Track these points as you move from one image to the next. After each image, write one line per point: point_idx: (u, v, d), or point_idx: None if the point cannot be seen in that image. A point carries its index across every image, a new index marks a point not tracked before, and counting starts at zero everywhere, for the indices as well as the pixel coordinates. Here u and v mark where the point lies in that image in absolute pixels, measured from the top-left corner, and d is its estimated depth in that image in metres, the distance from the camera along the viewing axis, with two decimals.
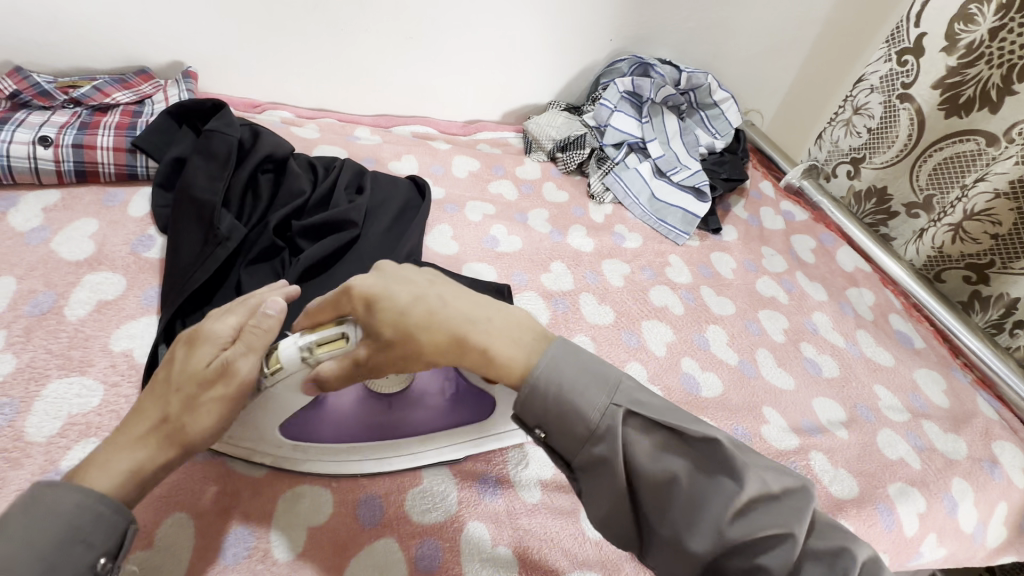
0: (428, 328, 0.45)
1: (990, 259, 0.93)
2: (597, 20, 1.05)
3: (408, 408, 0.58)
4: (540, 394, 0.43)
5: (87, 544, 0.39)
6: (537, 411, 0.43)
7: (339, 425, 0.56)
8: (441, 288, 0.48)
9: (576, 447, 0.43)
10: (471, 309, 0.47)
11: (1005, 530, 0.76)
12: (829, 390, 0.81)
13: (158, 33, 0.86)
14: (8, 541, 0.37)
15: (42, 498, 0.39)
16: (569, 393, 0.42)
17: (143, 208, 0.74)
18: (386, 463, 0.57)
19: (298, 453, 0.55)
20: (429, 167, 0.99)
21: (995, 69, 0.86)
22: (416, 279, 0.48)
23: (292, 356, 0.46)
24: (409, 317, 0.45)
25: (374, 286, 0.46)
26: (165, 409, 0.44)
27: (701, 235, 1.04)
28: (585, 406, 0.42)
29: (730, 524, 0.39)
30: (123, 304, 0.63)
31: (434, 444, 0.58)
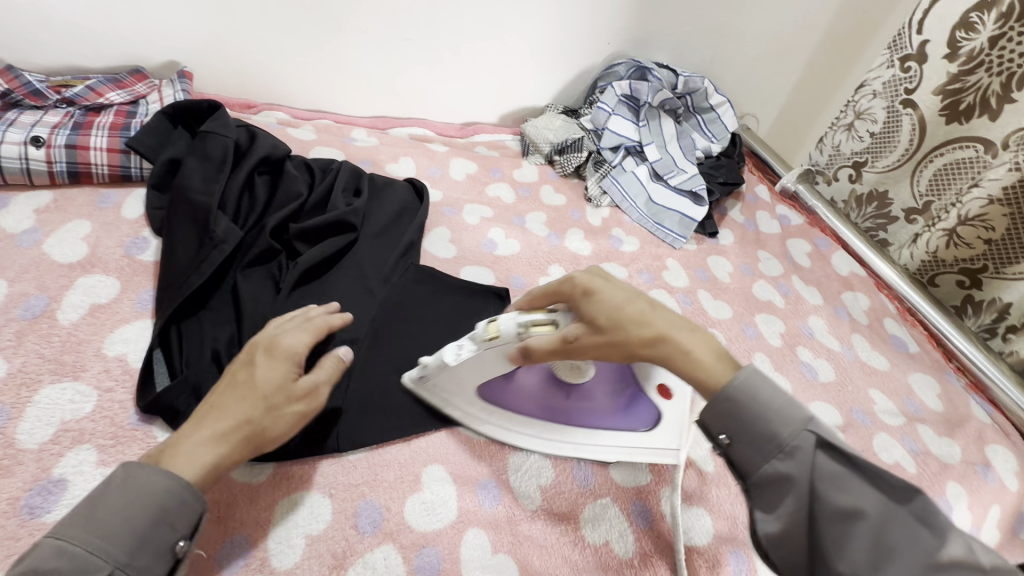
0: (640, 324, 0.52)
1: (984, 264, 0.94)
2: (595, 23, 1.05)
3: (586, 399, 0.61)
4: (733, 402, 0.47)
5: (169, 527, 0.42)
6: (726, 419, 0.47)
7: (524, 399, 0.62)
8: (649, 300, 0.55)
9: (760, 460, 0.46)
10: (668, 317, 0.53)
11: (998, 533, 0.77)
12: (826, 394, 0.82)
13: (153, 31, 0.85)
14: (109, 515, 0.40)
15: (135, 477, 0.42)
16: (766, 408, 0.46)
17: (138, 210, 0.73)
18: (549, 442, 0.61)
19: (480, 414, 0.61)
20: (426, 169, 0.99)
21: (994, 77, 0.87)
22: (624, 285, 0.56)
23: (509, 329, 0.54)
24: (620, 314, 0.52)
25: (594, 282, 0.55)
26: (251, 411, 0.47)
27: (698, 238, 1.04)
28: (776, 422, 0.46)
29: (923, 574, 0.40)
30: (117, 307, 0.62)
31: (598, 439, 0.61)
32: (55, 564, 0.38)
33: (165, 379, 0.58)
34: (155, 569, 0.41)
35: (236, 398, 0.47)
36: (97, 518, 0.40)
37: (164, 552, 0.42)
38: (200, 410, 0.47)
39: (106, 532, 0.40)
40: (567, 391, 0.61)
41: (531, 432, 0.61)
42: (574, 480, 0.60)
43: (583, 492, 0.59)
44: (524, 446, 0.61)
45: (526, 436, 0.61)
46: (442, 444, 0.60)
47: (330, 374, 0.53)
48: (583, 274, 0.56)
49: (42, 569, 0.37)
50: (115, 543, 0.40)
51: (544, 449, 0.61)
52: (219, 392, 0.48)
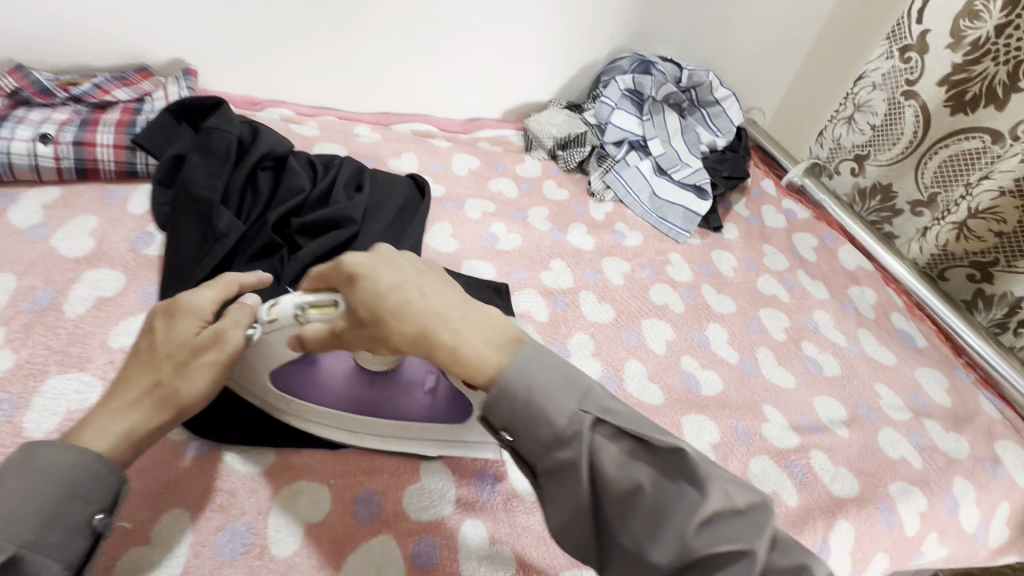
0: (400, 316, 0.44)
1: (995, 257, 0.92)
2: (597, 18, 1.05)
3: (394, 391, 0.57)
4: (507, 396, 0.42)
5: (83, 500, 0.41)
6: (505, 414, 0.42)
7: (330, 389, 0.57)
8: (431, 283, 0.47)
9: (542, 451, 0.41)
10: (445, 305, 0.46)
11: (1007, 530, 0.76)
12: (830, 388, 0.81)
13: (159, 30, 0.86)
14: (11, 496, 0.38)
15: (37, 457, 0.40)
16: (540, 397, 0.41)
17: (143, 206, 0.74)
18: (355, 437, 0.57)
19: (283, 405, 0.57)
20: (429, 165, 0.99)
21: (1001, 66, 0.85)
22: (408, 266, 0.48)
23: (286, 314, 0.49)
24: (379, 303, 0.45)
25: (366, 264, 0.46)
26: (158, 374, 0.46)
27: (702, 233, 1.03)
28: (549, 407, 0.41)
29: (693, 535, 0.38)
30: (122, 300, 0.63)
31: (408, 435, 0.57)
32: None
33: None
34: (71, 546, 0.40)
35: (144, 364, 0.46)
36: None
37: (79, 527, 0.40)
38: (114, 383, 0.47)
39: (9, 513, 0.38)
40: (372, 381, 0.57)
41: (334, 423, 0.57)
42: None
43: None
44: (328, 438, 0.57)
45: (337, 430, 0.57)
46: None
47: (236, 321, 0.49)
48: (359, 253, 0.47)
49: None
50: (20, 522, 0.38)
51: (347, 441, 0.57)
52: (130, 362, 0.47)
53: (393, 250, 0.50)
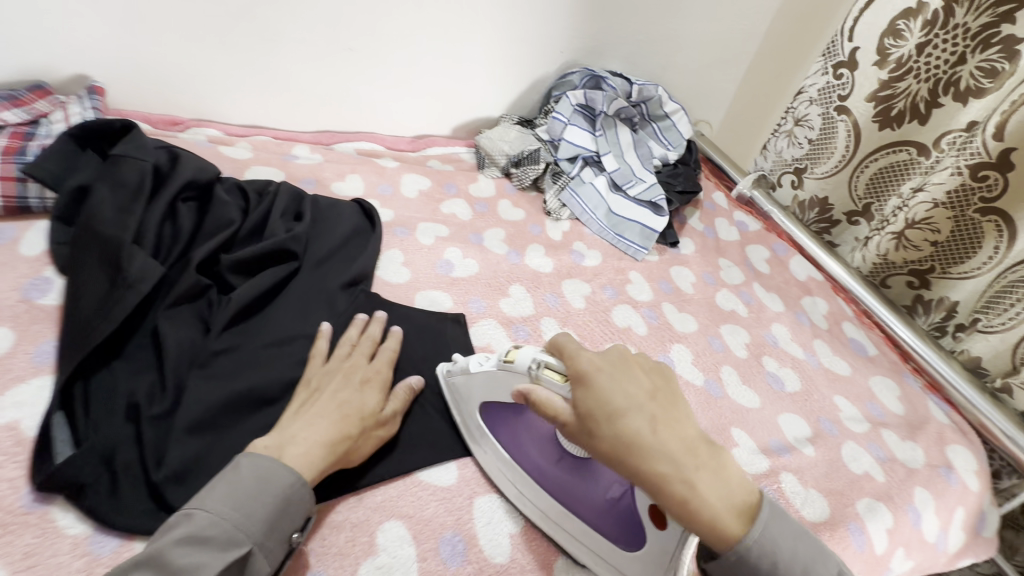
0: (637, 449, 0.44)
1: (931, 265, 0.96)
2: (545, 32, 1.02)
3: (583, 482, 0.55)
4: (750, 560, 0.43)
5: (290, 518, 0.46)
6: (746, 573, 0.44)
7: (531, 450, 0.57)
8: (661, 406, 0.47)
9: None
10: (676, 440, 0.45)
11: (963, 534, 0.78)
12: (794, 405, 0.81)
13: (54, 42, 0.76)
14: (246, 498, 0.44)
15: (262, 467, 0.46)
16: (783, 565, 0.43)
17: (38, 247, 0.64)
18: (520, 498, 0.56)
19: (483, 443, 0.59)
20: (376, 187, 0.93)
21: (922, 84, 0.90)
22: (642, 378, 0.49)
23: (524, 367, 0.52)
24: (618, 425, 0.45)
25: (607, 373, 0.48)
26: (349, 430, 0.52)
27: (660, 249, 1.03)
28: (801, 571, 0.44)
29: None
30: (8, 364, 0.53)
31: (577, 529, 0.54)
32: (212, 532, 0.41)
33: (68, 448, 0.49)
34: (276, 556, 0.45)
35: (340, 411, 0.52)
36: (234, 497, 0.44)
37: (283, 540, 0.45)
38: (302, 414, 0.52)
39: (243, 514, 0.43)
40: (570, 464, 0.56)
41: (516, 484, 0.57)
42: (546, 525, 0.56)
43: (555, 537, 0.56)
44: (501, 487, 0.57)
45: (514, 489, 0.57)
46: (401, 493, 0.55)
47: (403, 401, 0.59)
48: (604, 358, 0.49)
49: (200, 536, 0.41)
50: (251, 523, 0.43)
51: (517, 504, 0.56)
52: (320, 402, 0.53)
53: (626, 355, 0.50)
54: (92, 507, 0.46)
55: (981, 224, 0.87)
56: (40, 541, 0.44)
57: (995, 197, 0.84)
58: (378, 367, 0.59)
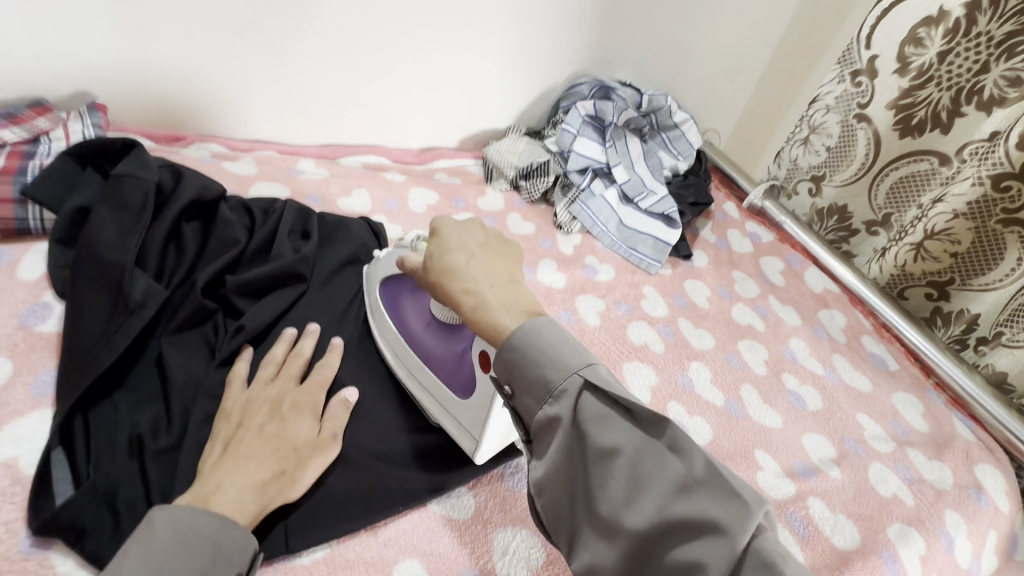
0: (448, 272, 0.50)
1: (950, 277, 0.93)
2: (554, 42, 1.01)
3: (443, 346, 0.59)
4: (513, 347, 0.44)
5: (228, 561, 0.41)
6: (507, 367, 0.45)
7: (409, 315, 0.62)
8: (490, 255, 0.51)
9: (535, 410, 0.44)
10: (486, 273, 0.49)
11: (996, 558, 0.75)
12: (816, 424, 0.78)
13: (55, 58, 0.74)
14: (169, 553, 0.39)
15: (184, 519, 0.41)
16: (546, 353, 0.43)
17: (37, 270, 0.61)
18: (394, 357, 0.62)
19: (373, 305, 0.65)
20: (383, 202, 0.91)
21: (945, 92, 0.88)
22: (482, 234, 0.53)
23: (410, 241, 0.62)
24: (438, 255, 0.51)
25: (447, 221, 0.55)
26: (283, 463, 0.48)
27: (672, 262, 1.01)
28: (548, 367, 0.43)
29: (670, 499, 0.38)
30: (6, 396, 0.51)
31: (433, 382, 0.59)
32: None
33: (67, 487, 0.46)
34: None
35: (270, 445, 0.48)
36: (153, 555, 0.39)
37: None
38: (227, 458, 0.46)
39: (169, 570, 0.38)
40: (439, 331, 0.60)
41: (391, 344, 0.62)
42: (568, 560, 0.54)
43: None
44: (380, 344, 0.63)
45: (388, 349, 0.63)
46: (417, 528, 0.52)
47: (341, 421, 0.55)
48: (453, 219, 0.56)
49: None
50: None
51: (390, 360, 0.62)
52: (247, 439, 0.48)
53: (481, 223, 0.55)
54: (94, 552, 0.44)
55: (1003, 235, 0.85)
56: None
57: (1018, 209, 0.82)
58: (309, 389, 0.55)
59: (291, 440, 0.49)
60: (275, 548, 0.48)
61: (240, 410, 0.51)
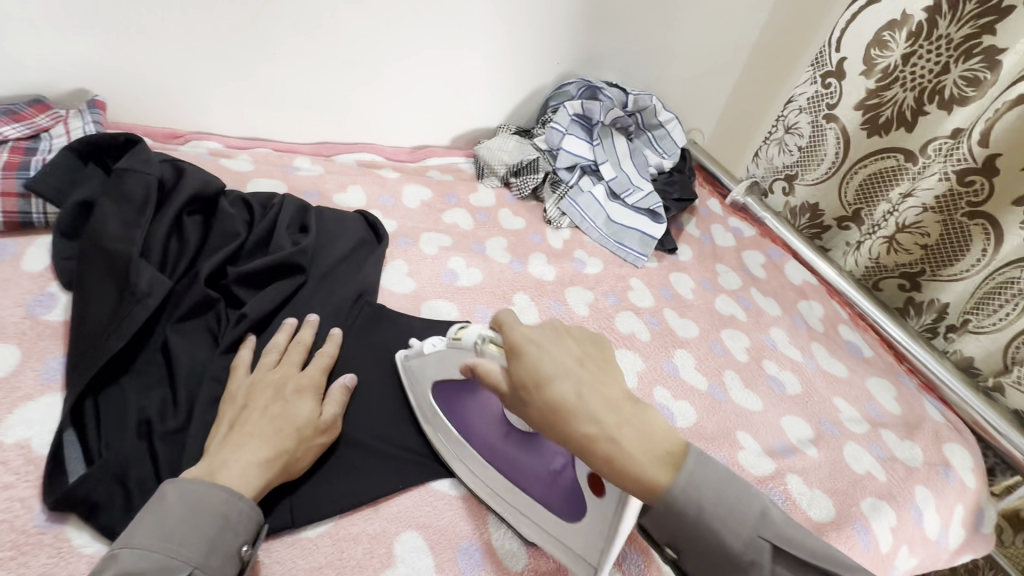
0: (561, 413, 0.44)
1: (921, 268, 0.98)
2: (542, 44, 1.04)
3: (528, 457, 0.54)
4: (676, 513, 0.43)
5: (234, 531, 0.44)
6: (673, 533, 0.45)
7: (480, 429, 0.56)
8: (593, 374, 0.47)
9: (713, 572, 0.44)
10: (605, 411, 0.45)
11: (963, 531, 0.80)
12: (795, 407, 0.82)
13: (53, 56, 0.76)
14: (178, 523, 0.42)
15: (192, 491, 0.43)
16: (715, 517, 0.43)
17: (41, 262, 0.63)
18: (473, 477, 0.56)
19: (433, 420, 0.59)
20: (377, 198, 0.93)
21: (909, 92, 0.94)
22: (569, 350, 0.48)
23: (470, 339, 0.52)
24: (543, 385, 0.45)
25: (525, 334, 0.48)
26: (286, 441, 0.50)
27: (658, 256, 1.04)
28: (720, 530, 0.43)
29: None
30: (15, 382, 0.52)
31: (528, 503, 0.53)
32: (141, 566, 0.39)
33: (79, 466, 0.48)
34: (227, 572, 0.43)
35: (274, 425, 0.50)
36: (164, 525, 0.42)
37: (232, 555, 0.43)
38: (232, 437, 0.49)
39: (179, 539, 0.41)
40: (519, 440, 0.55)
41: (468, 464, 0.57)
42: None
43: None
44: (453, 467, 0.57)
45: (463, 465, 0.57)
46: (416, 504, 0.55)
47: (341, 403, 0.57)
48: (528, 326, 0.49)
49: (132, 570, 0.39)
50: (190, 546, 0.41)
51: (469, 483, 0.56)
52: (252, 420, 0.50)
53: (560, 327, 0.51)
54: (108, 526, 0.46)
55: (968, 227, 0.90)
56: (55, 561, 0.43)
57: (981, 201, 0.87)
58: (310, 373, 0.57)
59: (294, 420, 0.51)
60: (280, 521, 0.50)
61: (244, 393, 0.53)
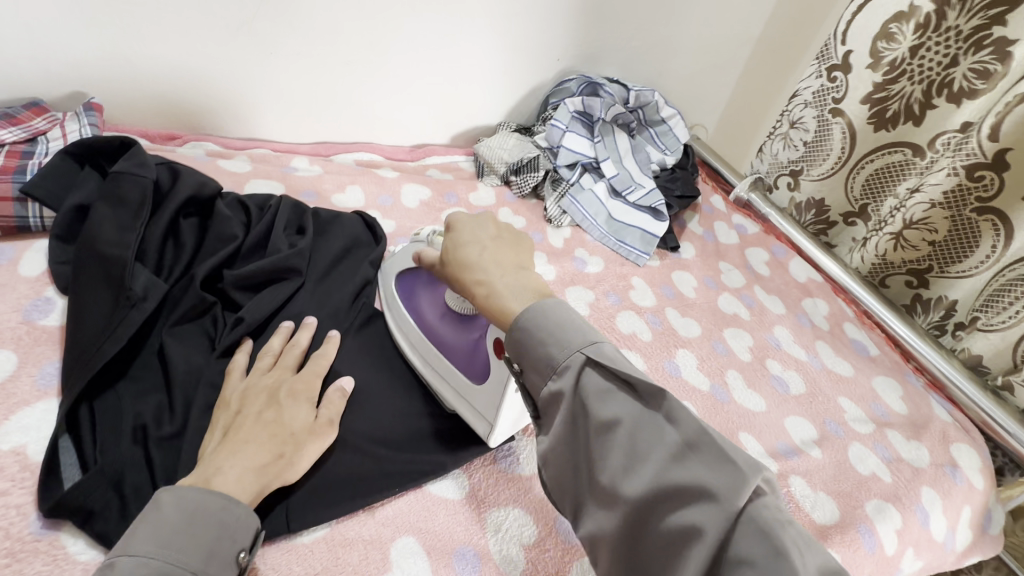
0: (462, 267, 0.54)
1: (929, 265, 0.97)
2: (542, 40, 1.03)
3: (456, 334, 0.63)
4: (519, 328, 0.46)
5: (233, 537, 0.43)
6: (513, 345, 0.46)
7: (425, 308, 0.66)
8: (500, 247, 0.55)
9: (540, 383, 0.44)
10: (495, 264, 0.53)
11: (971, 533, 0.79)
12: (799, 407, 0.81)
13: (50, 59, 0.75)
14: (176, 530, 0.41)
15: (191, 496, 0.43)
16: (550, 331, 0.44)
17: (38, 267, 0.63)
18: (411, 350, 0.66)
19: (391, 301, 0.69)
20: (376, 198, 0.93)
21: (916, 86, 0.92)
22: (491, 230, 0.57)
23: (425, 235, 0.66)
24: (456, 248, 0.55)
25: (461, 218, 0.58)
26: (281, 447, 0.50)
27: (660, 254, 1.03)
28: (551, 343, 0.44)
29: (669, 468, 0.38)
30: (12, 388, 0.52)
31: (450, 371, 0.62)
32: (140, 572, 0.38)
33: (75, 472, 0.48)
34: None
35: (269, 430, 0.50)
36: (161, 532, 0.40)
37: (229, 562, 0.43)
38: (227, 443, 0.49)
39: (178, 546, 0.40)
40: (452, 320, 0.64)
41: (408, 338, 0.66)
42: (558, 535, 0.56)
43: (570, 549, 0.55)
44: (397, 336, 0.67)
45: (405, 337, 0.67)
46: (413, 508, 0.55)
47: (337, 407, 0.56)
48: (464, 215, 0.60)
49: None
50: (190, 552, 0.40)
51: (407, 352, 0.66)
52: (246, 425, 0.50)
53: (493, 218, 0.59)
54: (103, 532, 0.45)
55: (977, 223, 0.88)
56: (50, 568, 0.43)
57: (991, 197, 0.85)
58: (306, 377, 0.57)
59: (289, 424, 0.51)
60: (276, 528, 0.50)
61: (239, 397, 0.53)
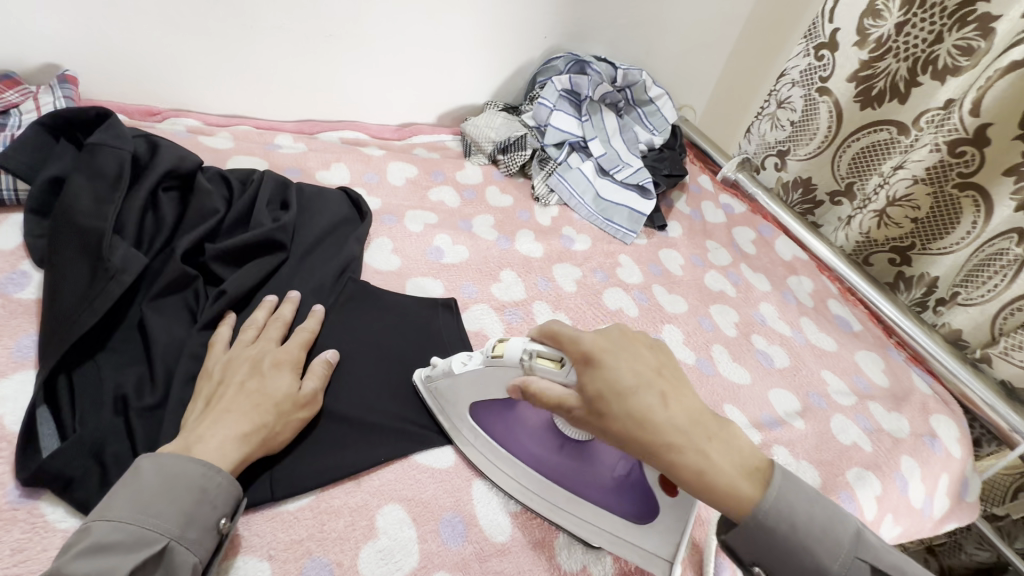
0: (643, 427, 0.43)
1: (911, 242, 0.98)
2: (529, 17, 1.02)
3: (584, 468, 0.53)
4: (768, 530, 0.44)
5: (212, 505, 0.43)
6: (758, 550, 0.45)
7: (526, 443, 0.55)
8: (668, 383, 0.46)
9: None
10: (687, 423, 0.44)
11: (948, 500, 0.81)
12: (782, 380, 0.82)
13: (20, 31, 0.73)
14: (154, 497, 0.42)
15: (168, 466, 0.43)
16: (805, 539, 0.44)
17: (13, 240, 0.62)
18: (523, 489, 0.55)
19: (468, 440, 0.57)
20: (362, 175, 0.92)
21: (902, 63, 0.92)
22: (646, 360, 0.47)
23: (517, 358, 0.50)
24: (622, 397, 0.44)
25: (605, 347, 0.46)
26: (264, 417, 0.49)
27: (647, 232, 1.03)
28: (816, 552, 0.44)
29: None
30: None
31: (591, 513, 0.52)
32: (115, 538, 0.39)
33: (54, 442, 0.48)
34: (205, 544, 0.42)
35: (252, 400, 0.50)
36: (139, 497, 0.41)
37: (209, 528, 0.43)
38: (209, 413, 0.48)
39: (154, 512, 0.41)
40: (568, 449, 0.54)
41: (520, 482, 0.55)
42: None
43: None
44: (502, 483, 0.56)
45: (513, 481, 0.55)
46: (398, 477, 0.55)
47: (322, 378, 0.56)
48: (600, 338, 0.47)
49: (106, 542, 0.39)
50: (166, 519, 0.41)
51: (524, 498, 0.55)
52: (228, 396, 0.50)
53: (627, 332, 0.49)
54: (83, 501, 0.45)
55: (959, 199, 0.89)
56: (29, 536, 0.43)
57: (971, 173, 0.86)
58: (289, 349, 0.56)
59: (272, 394, 0.51)
60: (260, 496, 0.50)
61: (221, 369, 0.52)
